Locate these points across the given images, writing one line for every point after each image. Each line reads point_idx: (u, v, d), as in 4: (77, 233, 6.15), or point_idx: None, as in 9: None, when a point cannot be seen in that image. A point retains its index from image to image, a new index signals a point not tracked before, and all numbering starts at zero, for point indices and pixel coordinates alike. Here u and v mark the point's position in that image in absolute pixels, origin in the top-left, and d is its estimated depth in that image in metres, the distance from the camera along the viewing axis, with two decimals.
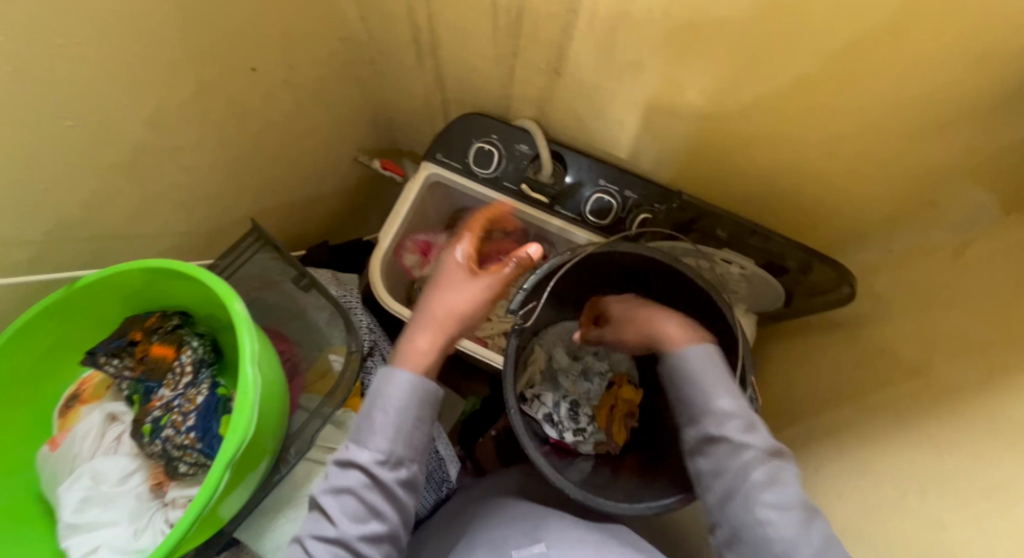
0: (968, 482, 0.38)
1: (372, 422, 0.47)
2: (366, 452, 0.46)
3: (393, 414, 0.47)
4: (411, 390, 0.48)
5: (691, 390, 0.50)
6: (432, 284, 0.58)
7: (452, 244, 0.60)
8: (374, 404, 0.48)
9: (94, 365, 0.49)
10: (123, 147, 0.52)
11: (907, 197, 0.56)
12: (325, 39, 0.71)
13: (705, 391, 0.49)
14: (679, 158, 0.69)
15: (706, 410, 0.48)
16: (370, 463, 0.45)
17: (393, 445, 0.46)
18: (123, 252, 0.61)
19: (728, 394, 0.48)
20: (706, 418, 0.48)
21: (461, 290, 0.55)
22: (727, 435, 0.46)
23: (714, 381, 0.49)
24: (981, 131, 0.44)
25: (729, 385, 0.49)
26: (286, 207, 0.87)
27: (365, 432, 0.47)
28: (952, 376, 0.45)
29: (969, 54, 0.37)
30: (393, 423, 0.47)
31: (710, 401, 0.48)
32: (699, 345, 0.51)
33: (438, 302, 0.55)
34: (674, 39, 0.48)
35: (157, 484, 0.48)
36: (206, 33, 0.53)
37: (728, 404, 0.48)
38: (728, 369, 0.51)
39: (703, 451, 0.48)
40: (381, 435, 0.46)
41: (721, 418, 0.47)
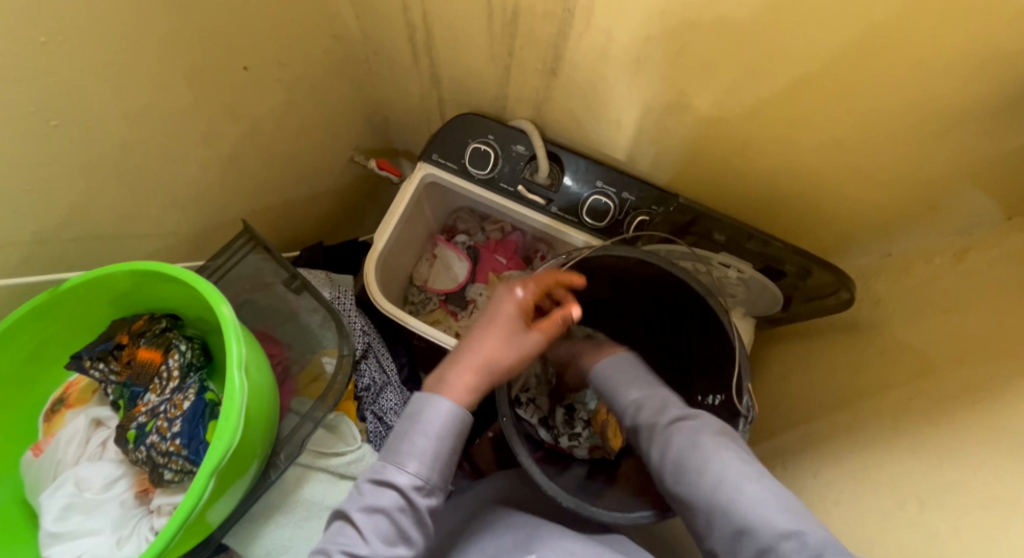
0: (968, 494, 0.37)
1: (414, 446, 0.47)
2: (405, 475, 0.46)
3: (434, 439, 0.47)
4: (453, 420, 0.48)
5: (612, 397, 0.57)
6: (483, 321, 0.54)
7: (516, 284, 0.55)
8: (413, 426, 0.48)
9: (79, 368, 0.49)
10: (112, 147, 0.51)
11: (906, 201, 0.56)
12: (319, 37, 0.71)
13: (620, 391, 0.56)
14: (676, 160, 0.68)
15: (625, 400, 0.56)
16: (409, 487, 0.45)
17: (431, 472, 0.46)
18: (112, 253, 0.60)
19: (638, 381, 0.56)
20: (631, 405, 0.55)
21: (512, 344, 0.53)
22: (648, 410, 0.53)
23: (624, 381, 0.57)
24: (982, 136, 0.44)
25: (639, 375, 0.58)
26: (280, 207, 0.86)
27: (406, 454, 0.46)
28: (952, 384, 0.44)
29: (971, 57, 0.36)
30: (433, 449, 0.47)
31: (630, 391, 0.56)
32: (611, 352, 0.61)
33: (490, 356, 0.52)
34: (671, 40, 0.48)
35: (142, 491, 0.48)
36: (197, 32, 0.52)
37: (641, 388, 0.56)
38: (640, 368, 0.59)
39: (637, 435, 0.53)
40: (421, 460, 0.46)
41: (638, 402, 0.54)
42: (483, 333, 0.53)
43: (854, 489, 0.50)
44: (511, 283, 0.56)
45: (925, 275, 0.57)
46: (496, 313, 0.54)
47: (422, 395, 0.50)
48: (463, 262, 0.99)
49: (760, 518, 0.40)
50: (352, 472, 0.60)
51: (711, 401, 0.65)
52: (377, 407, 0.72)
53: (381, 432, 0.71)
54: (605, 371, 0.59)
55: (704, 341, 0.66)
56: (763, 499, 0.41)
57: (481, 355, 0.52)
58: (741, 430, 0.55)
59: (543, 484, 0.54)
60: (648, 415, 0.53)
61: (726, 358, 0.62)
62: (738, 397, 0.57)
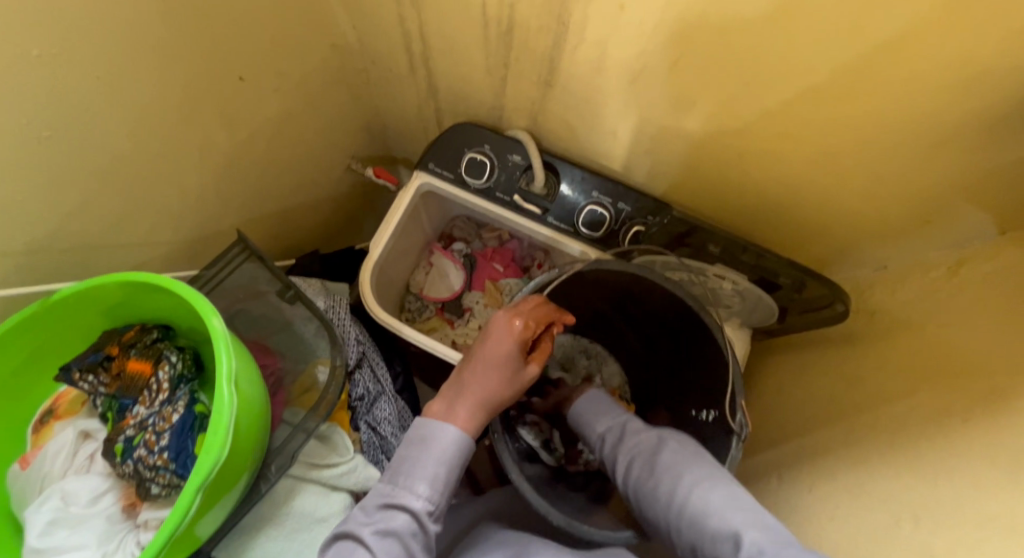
0: (963, 512, 0.37)
1: (426, 471, 0.46)
2: (419, 499, 0.45)
3: (445, 465, 0.47)
4: (462, 448, 0.48)
5: (583, 433, 0.59)
6: (481, 357, 0.53)
7: (515, 319, 0.54)
8: (418, 450, 0.48)
9: (69, 381, 0.49)
10: (106, 156, 0.51)
11: (899, 214, 0.56)
12: (316, 48, 0.71)
13: (588, 425, 0.58)
14: (671, 171, 0.68)
15: (595, 435, 0.57)
16: (422, 511, 0.45)
17: (440, 497, 0.46)
18: (106, 262, 0.60)
19: (604, 413, 0.58)
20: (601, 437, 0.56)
21: (510, 380, 0.53)
22: (615, 438, 0.54)
23: (592, 414, 0.59)
24: (974, 150, 0.44)
25: (609, 408, 0.59)
26: (276, 215, 0.86)
27: (418, 478, 0.46)
28: (946, 398, 0.44)
29: (963, 72, 0.36)
30: (443, 475, 0.47)
31: (599, 424, 0.57)
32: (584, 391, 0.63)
33: (491, 395, 0.52)
34: (665, 53, 0.48)
35: (129, 505, 0.47)
36: (193, 43, 0.52)
37: (608, 419, 0.57)
38: (608, 400, 0.61)
39: (607, 465, 0.54)
40: (432, 484, 0.46)
41: (605, 433, 0.56)
42: (485, 371, 0.52)
43: (847, 504, 0.50)
44: (509, 315, 0.55)
45: (920, 288, 0.56)
46: (498, 350, 0.53)
47: (426, 421, 0.49)
48: (459, 271, 1.00)
49: (705, 513, 0.40)
50: (344, 484, 0.59)
51: (704, 416, 0.64)
52: (371, 417, 0.71)
53: (375, 442, 0.69)
54: (576, 408, 0.61)
55: (698, 352, 0.65)
56: (708, 494, 0.41)
57: (482, 393, 0.51)
58: (733, 447, 0.55)
59: (534, 501, 0.53)
60: (615, 443, 0.54)
61: (718, 372, 0.61)
62: (730, 414, 0.57)
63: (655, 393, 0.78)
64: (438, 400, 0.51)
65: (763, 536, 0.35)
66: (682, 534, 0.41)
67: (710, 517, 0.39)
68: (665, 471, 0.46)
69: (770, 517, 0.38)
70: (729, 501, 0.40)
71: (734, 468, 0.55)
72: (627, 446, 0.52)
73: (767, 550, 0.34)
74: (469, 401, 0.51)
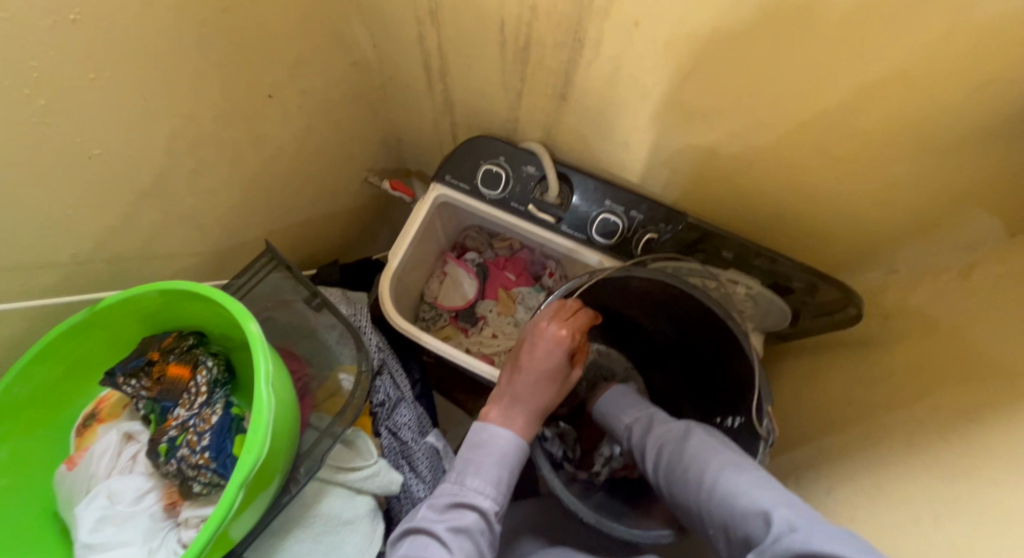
0: (980, 506, 0.38)
1: (491, 473, 0.49)
2: (487, 500, 0.48)
3: (506, 468, 0.50)
4: (519, 452, 0.51)
5: (612, 426, 0.62)
6: (534, 372, 0.54)
7: (563, 331, 0.55)
8: (477, 455, 0.50)
9: (113, 385, 0.51)
10: (147, 172, 0.54)
11: (908, 220, 0.57)
12: (338, 65, 0.74)
13: (617, 418, 0.61)
14: (684, 179, 0.70)
15: (623, 428, 0.59)
16: (490, 510, 0.47)
17: (502, 498, 0.49)
18: (143, 272, 0.62)
19: (632, 406, 0.61)
20: (631, 429, 0.58)
21: (560, 388, 0.56)
22: (644, 431, 0.56)
23: (620, 408, 0.61)
24: (976, 156, 0.45)
25: (638, 403, 0.61)
26: (299, 227, 0.89)
27: (484, 479, 0.49)
28: (961, 397, 0.45)
29: (961, 80, 0.38)
30: (504, 477, 0.49)
31: (628, 418, 0.59)
32: (611, 387, 0.66)
33: (545, 406, 0.55)
34: (677, 67, 0.50)
35: (170, 504, 0.49)
36: (226, 63, 0.55)
37: (637, 413, 0.59)
38: (636, 396, 0.63)
39: (636, 456, 0.56)
40: (497, 486, 0.49)
41: (633, 426, 0.58)
42: (539, 382, 0.54)
43: (866, 503, 0.51)
44: (558, 330, 0.55)
45: (932, 291, 0.57)
46: (550, 364, 0.55)
47: (486, 426, 0.52)
48: (472, 279, 1.01)
49: (732, 493, 0.41)
50: (369, 487, 0.61)
51: (729, 424, 0.65)
52: (391, 422, 0.73)
53: (395, 447, 0.72)
54: (603, 404, 0.63)
55: (721, 358, 0.66)
56: (735, 477, 0.42)
57: (538, 407, 0.54)
58: (761, 453, 0.55)
59: (566, 500, 0.54)
60: (644, 435, 0.56)
61: (740, 375, 0.63)
62: (758, 420, 0.57)
63: (679, 403, 0.79)
64: (494, 406, 0.54)
65: (792, 513, 0.36)
66: (711, 515, 0.42)
67: (737, 496, 0.40)
68: (695, 459, 0.47)
69: (793, 497, 0.39)
70: (755, 483, 0.41)
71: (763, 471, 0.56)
72: (657, 437, 0.54)
73: (796, 525, 0.34)
74: (525, 409, 0.54)
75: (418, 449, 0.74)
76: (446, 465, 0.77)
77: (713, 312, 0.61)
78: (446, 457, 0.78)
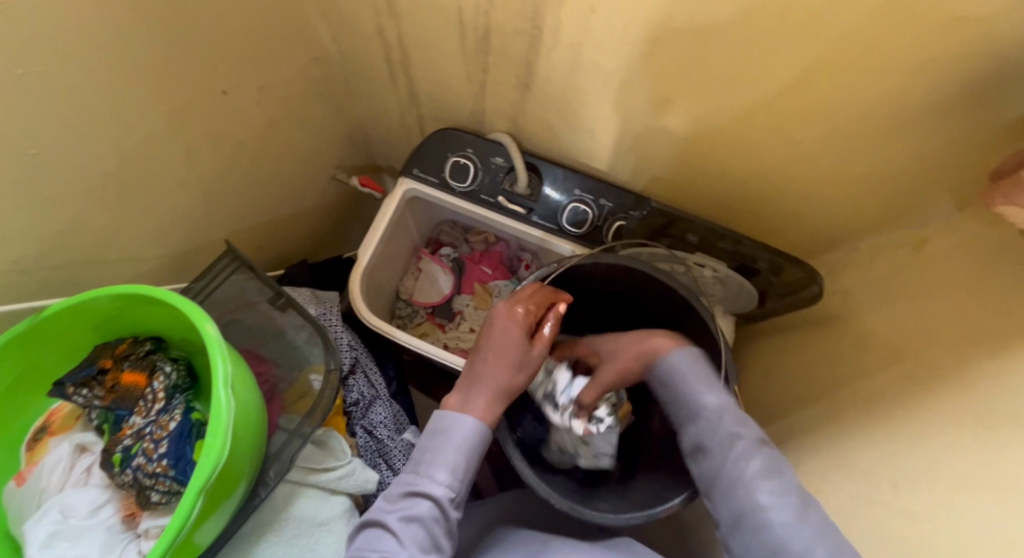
0: (937, 470, 0.39)
1: (446, 460, 0.48)
2: (441, 487, 0.47)
3: (465, 455, 0.49)
4: (481, 438, 0.50)
5: (681, 391, 0.52)
6: (489, 347, 0.55)
7: (512, 304, 0.56)
8: (436, 442, 0.50)
9: (61, 396, 0.49)
10: (94, 173, 0.52)
11: (865, 199, 0.58)
12: (298, 60, 0.72)
13: (693, 389, 0.51)
14: (650, 166, 0.70)
15: (698, 402, 0.50)
16: (444, 497, 0.47)
17: (460, 484, 0.49)
18: (95, 278, 0.60)
19: (715, 385, 0.51)
20: (677, 404, 0.52)
21: (522, 363, 0.55)
22: (693, 412, 0.50)
23: (699, 380, 0.51)
24: (927, 136, 0.47)
25: (699, 374, 0.52)
26: (264, 226, 0.87)
27: (439, 466, 0.48)
28: (918, 367, 0.46)
29: (909, 56, 0.39)
30: (462, 463, 0.49)
31: (679, 392, 0.52)
32: (675, 348, 0.55)
33: (507, 382, 0.53)
34: (636, 53, 0.50)
35: (130, 515, 0.48)
36: (174, 58, 0.53)
37: (697, 387, 0.51)
38: (710, 369, 0.53)
39: (699, 442, 0.49)
40: (453, 472, 0.48)
41: (710, 407, 0.49)
42: (495, 357, 0.54)
43: (832, 474, 0.52)
44: (509, 304, 0.56)
45: (889, 267, 0.59)
46: (504, 338, 0.54)
47: (446, 413, 0.51)
48: (448, 275, 1.00)
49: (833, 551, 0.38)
50: (344, 487, 0.60)
51: None
52: (366, 421, 0.73)
53: (371, 446, 0.72)
54: (679, 367, 0.53)
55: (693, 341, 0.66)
56: (833, 534, 0.39)
57: (498, 384, 0.53)
58: None
59: (537, 489, 0.54)
60: (690, 417, 0.51)
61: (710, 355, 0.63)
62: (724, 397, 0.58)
63: None
64: (455, 393, 0.54)
65: None
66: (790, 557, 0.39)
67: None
68: (745, 479, 0.44)
69: None
70: (800, 523, 0.40)
71: None
72: (707, 427, 0.48)
73: None
74: (487, 390, 0.52)
75: (395, 446, 0.73)
76: None
77: (682, 296, 0.62)
78: None
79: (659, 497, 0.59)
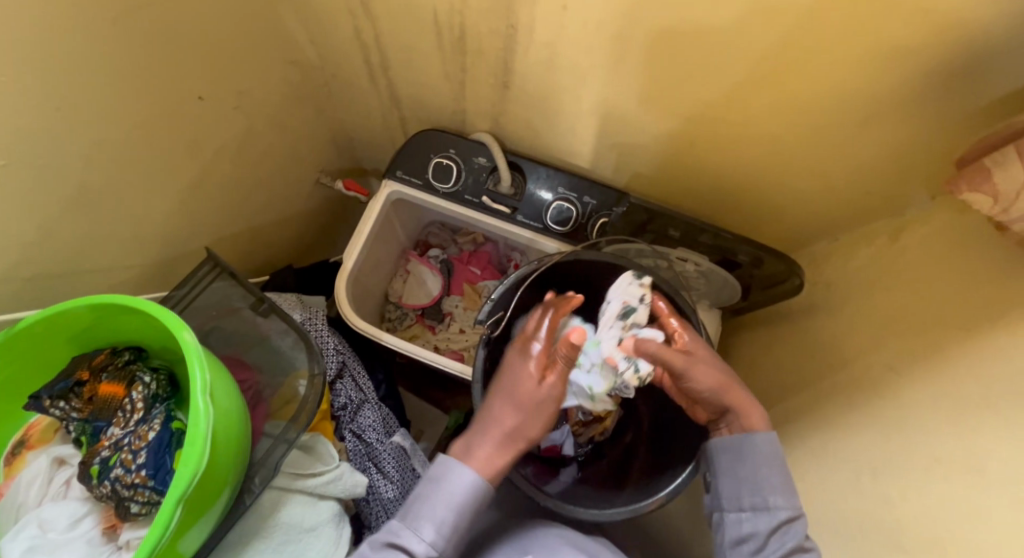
0: (914, 456, 0.40)
1: (434, 514, 0.47)
2: (421, 543, 0.46)
3: (454, 512, 0.47)
4: (476, 498, 0.48)
5: (746, 485, 0.49)
6: (495, 391, 0.51)
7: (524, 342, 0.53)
8: (431, 494, 0.48)
9: (40, 409, 0.48)
10: (69, 183, 0.51)
11: (842, 191, 0.59)
12: (276, 65, 0.72)
13: (763, 488, 0.48)
14: (631, 162, 0.70)
15: (763, 504, 0.48)
16: (423, 554, 0.45)
17: (445, 543, 0.46)
18: (72, 289, 0.59)
19: (789, 490, 0.48)
20: (742, 484, 0.49)
21: (527, 410, 0.49)
22: (760, 504, 0.48)
23: (771, 478, 0.48)
24: (898, 126, 0.47)
25: (780, 466, 0.48)
26: (247, 233, 0.86)
27: (426, 521, 0.46)
28: (895, 356, 0.47)
29: (877, 46, 0.39)
30: (450, 521, 0.47)
31: (751, 475, 0.49)
32: (762, 429, 0.49)
33: (512, 430, 0.49)
34: (609, 50, 0.50)
35: (110, 527, 0.47)
36: (146, 65, 0.53)
37: (775, 481, 0.48)
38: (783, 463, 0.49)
39: (751, 543, 0.48)
40: (439, 528, 0.46)
41: (775, 512, 0.47)
42: (499, 402, 0.50)
43: (815, 463, 0.52)
44: (519, 343, 0.53)
45: (867, 257, 0.59)
46: (509, 382, 0.51)
47: (448, 461, 0.49)
48: (436, 275, 1.00)
49: None
50: (331, 491, 0.60)
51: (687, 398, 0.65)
52: (355, 425, 0.73)
53: (361, 450, 0.71)
54: (756, 454, 0.48)
55: None
56: None
57: (500, 431, 0.50)
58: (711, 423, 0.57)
59: (521, 486, 0.55)
60: (754, 504, 0.48)
61: None
62: None
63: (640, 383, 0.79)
64: (462, 439, 0.51)
65: None
66: None
67: None
68: None
69: None
70: None
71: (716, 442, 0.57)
72: (774, 528, 0.47)
73: None
74: (495, 435, 0.49)
75: (384, 450, 0.72)
76: (415, 466, 0.74)
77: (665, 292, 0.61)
78: (416, 456, 0.76)
79: (646, 492, 0.58)
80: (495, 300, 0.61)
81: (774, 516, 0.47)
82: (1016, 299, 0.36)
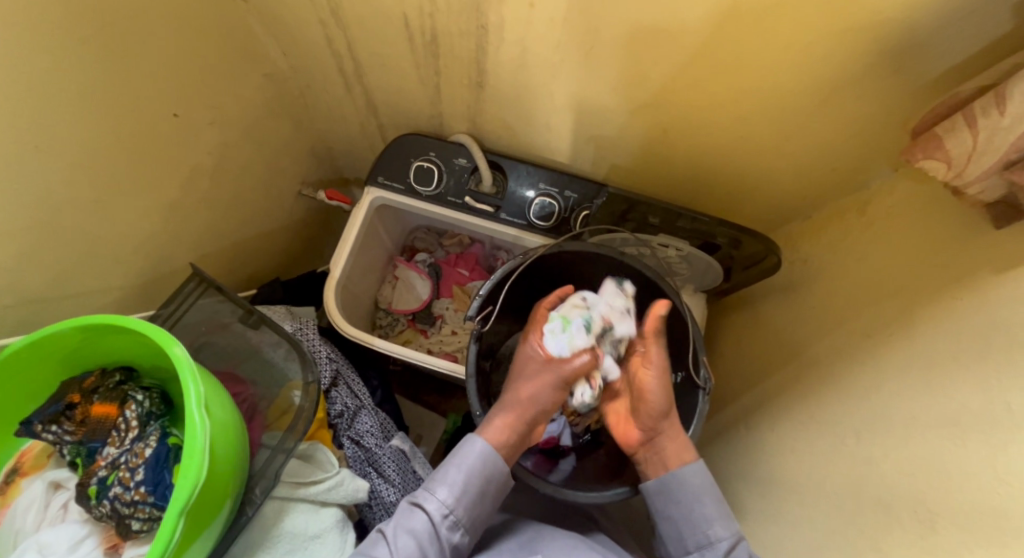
0: (894, 418, 0.41)
1: (446, 476, 0.51)
2: (436, 502, 0.49)
3: (470, 480, 0.50)
4: (491, 465, 0.51)
5: (686, 524, 0.53)
6: (513, 369, 0.57)
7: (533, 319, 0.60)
8: (448, 461, 0.52)
9: (31, 434, 0.49)
10: (42, 205, 0.50)
11: (814, 168, 0.60)
12: (249, 75, 0.72)
13: (701, 521, 0.52)
14: (610, 154, 0.71)
15: (705, 537, 0.52)
16: (437, 512, 0.49)
17: (458, 504, 0.50)
18: (56, 314, 0.58)
19: (718, 515, 0.52)
20: (683, 525, 0.53)
21: (536, 379, 0.55)
22: (705, 540, 0.52)
23: (707, 509, 0.52)
24: (862, 100, 0.49)
25: (711, 495, 0.53)
26: (232, 249, 0.85)
27: (439, 483, 0.50)
28: (875, 322, 0.48)
29: (835, 22, 0.40)
30: (465, 484, 0.50)
31: (687, 514, 0.53)
32: (690, 459, 0.54)
33: (523, 397, 0.54)
34: (576, 43, 0.51)
35: (112, 547, 0.47)
36: (114, 81, 0.52)
37: (709, 513, 0.52)
38: (715, 488, 0.54)
39: None
40: (451, 489, 0.50)
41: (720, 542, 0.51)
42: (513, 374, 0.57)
43: (803, 432, 0.54)
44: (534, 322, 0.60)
45: (839, 231, 0.61)
46: (522, 357, 0.58)
47: (463, 441, 0.53)
48: (425, 280, 1.00)
49: None
50: (333, 498, 0.60)
51: (672, 381, 0.67)
52: (352, 431, 0.72)
53: (360, 455, 0.71)
54: (681, 488, 0.53)
55: (663, 323, 0.67)
56: None
57: (511, 400, 0.54)
58: (700, 401, 0.58)
59: (519, 475, 0.57)
60: (699, 542, 0.52)
61: (681, 333, 0.64)
62: (697, 371, 0.60)
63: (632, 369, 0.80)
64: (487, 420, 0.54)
65: None
66: None
67: None
68: None
69: None
70: None
71: (704, 421, 0.59)
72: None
73: None
74: (506, 403, 0.55)
75: (384, 454, 0.72)
76: (416, 469, 0.74)
77: (650, 278, 0.62)
78: (416, 458, 0.76)
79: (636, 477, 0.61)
80: (483, 295, 0.62)
81: (718, 549, 0.50)
82: (981, 260, 0.38)
